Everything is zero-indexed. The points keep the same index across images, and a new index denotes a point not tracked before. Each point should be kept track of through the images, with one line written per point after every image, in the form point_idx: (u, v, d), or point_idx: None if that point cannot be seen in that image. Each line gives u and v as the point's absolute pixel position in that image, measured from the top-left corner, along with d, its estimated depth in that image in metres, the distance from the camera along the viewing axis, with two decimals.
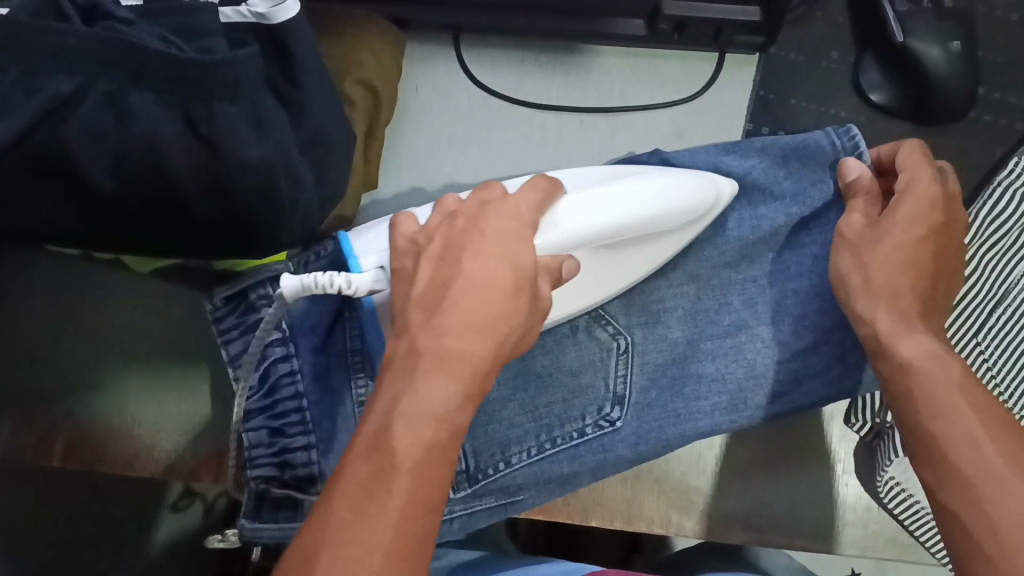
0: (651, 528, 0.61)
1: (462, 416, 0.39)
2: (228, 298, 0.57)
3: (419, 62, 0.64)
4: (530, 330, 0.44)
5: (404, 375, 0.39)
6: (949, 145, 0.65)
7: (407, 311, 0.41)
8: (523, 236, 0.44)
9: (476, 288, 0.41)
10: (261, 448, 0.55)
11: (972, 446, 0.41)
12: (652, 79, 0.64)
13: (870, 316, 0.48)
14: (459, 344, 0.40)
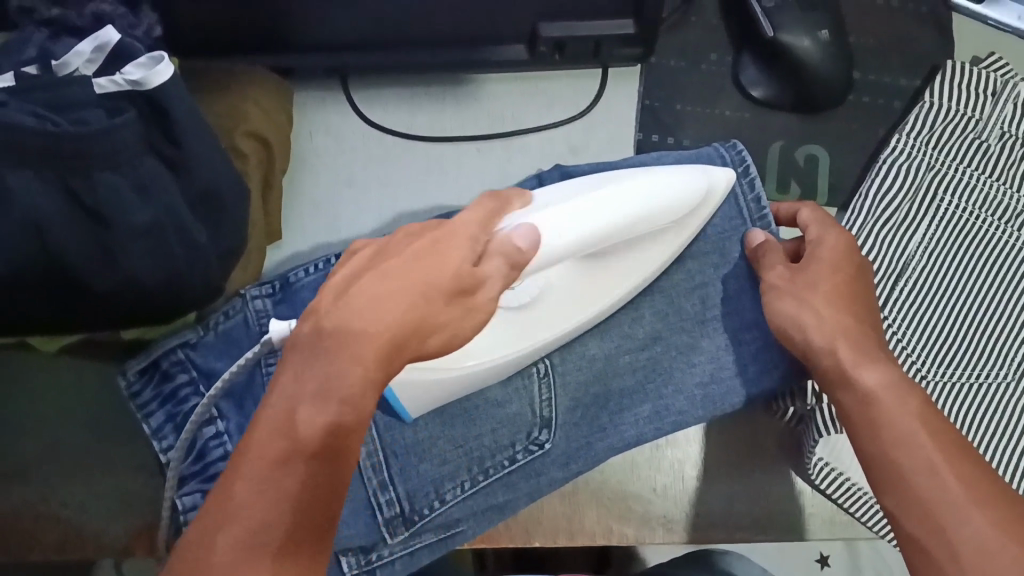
0: (595, 541, 0.62)
1: (365, 407, 0.38)
2: (140, 371, 0.56)
3: (310, 108, 0.65)
4: (455, 328, 0.42)
5: (306, 360, 0.38)
6: (834, 130, 0.68)
7: (316, 300, 0.40)
8: (459, 235, 0.43)
9: (392, 277, 0.40)
10: (195, 510, 0.54)
11: (932, 477, 0.43)
12: (541, 100, 0.66)
13: (828, 349, 0.50)
14: (362, 327, 0.38)
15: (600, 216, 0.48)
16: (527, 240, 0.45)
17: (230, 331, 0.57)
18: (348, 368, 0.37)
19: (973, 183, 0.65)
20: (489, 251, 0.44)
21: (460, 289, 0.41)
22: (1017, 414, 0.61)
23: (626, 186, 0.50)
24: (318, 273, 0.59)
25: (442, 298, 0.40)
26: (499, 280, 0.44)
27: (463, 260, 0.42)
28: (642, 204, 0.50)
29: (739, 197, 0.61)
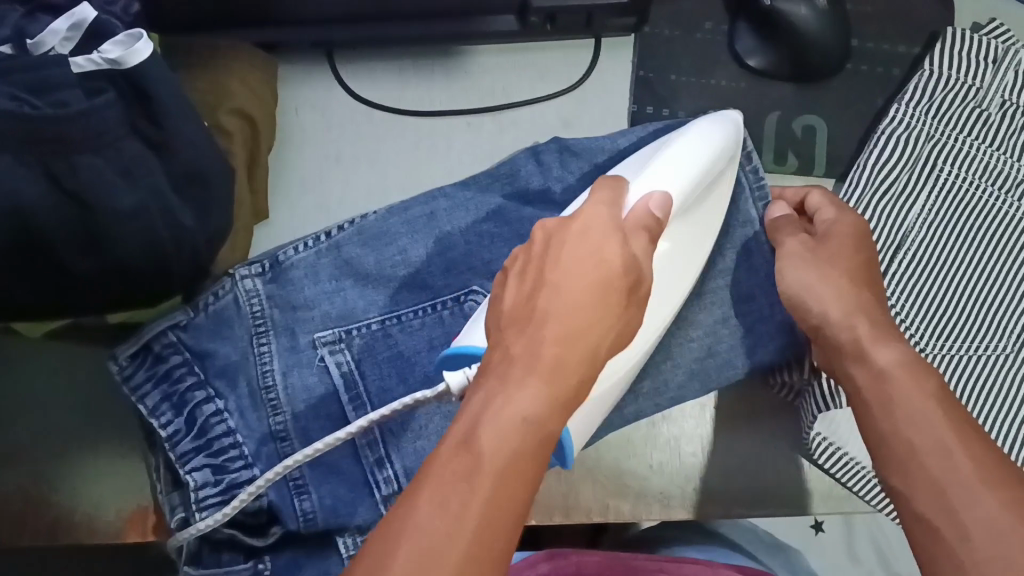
0: (591, 517, 0.61)
1: (553, 427, 0.36)
2: (132, 355, 0.54)
3: (295, 84, 0.63)
4: (629, 324, 0.42)
5: (496, 382, 0.37)
6: (832, 100, 0.66)
7: (500, 326, 0.40)
8: (610, 234, 0.43)
9: (566, 288, 0.40)
10: (209, 488, 0.52)
11: (944, 456, 0.43)
12: (532, 73, 0.64)
13: (846, 324, 0.51)
14: (553, 349, 0.38)
15: (680, 165, 0.50)
16: (660, 207, 0.47)
17: (221, 311, 0.56)
18: (537, 388, 0.36)
19: (972, 152, 0.64)
20: (632, 228, 0.45)
21: (632, 283, 0.42)
22: (1016, 385, 0.61)
23: (681, 144, 0.52)
24: (306, 251, 0.58)
25: (619, 294, 0.41)
26: (649, 256, 0.45)
27: (628, 252, 0.43)
28: (697, 149, 0.52)
29: (737, 166, 0.60)
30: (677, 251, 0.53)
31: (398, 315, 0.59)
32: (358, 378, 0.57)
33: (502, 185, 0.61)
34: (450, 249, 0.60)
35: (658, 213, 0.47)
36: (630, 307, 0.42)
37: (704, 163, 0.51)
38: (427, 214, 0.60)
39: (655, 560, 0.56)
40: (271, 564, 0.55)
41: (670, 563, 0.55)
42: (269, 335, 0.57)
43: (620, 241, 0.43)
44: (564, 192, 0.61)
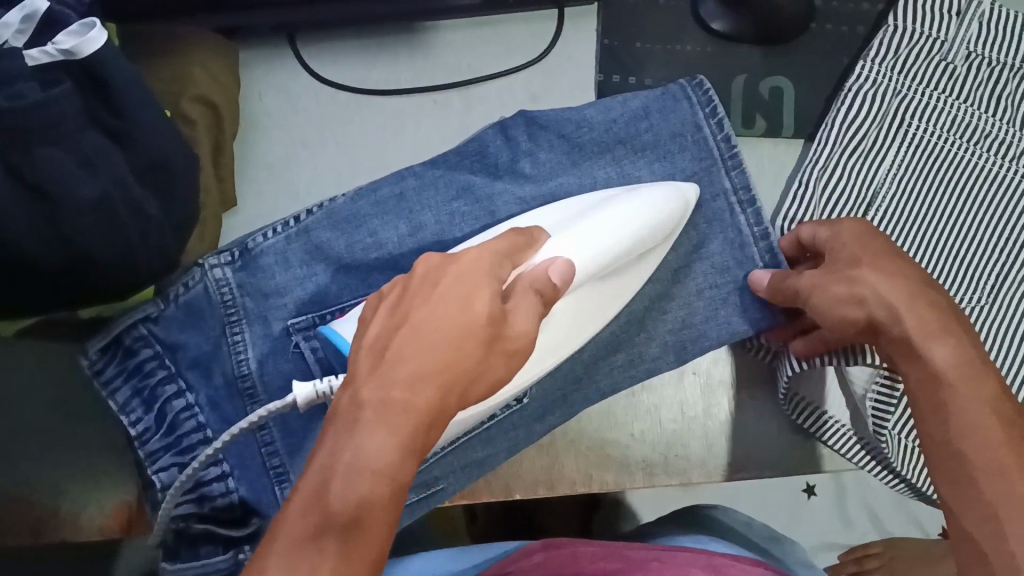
0: (575, 489, 0.61)
1: (408, 472, 0.35)
2: (103, 349, 0.54)
3: (257, 69, 0.63)
4: (490, 375, 0.40)
5: (343, 428, 0.35)
6: (798, 61, 0.66)
7: (353, 366, 0.38)
8: (486, 278, 0.42)
9: (423, 333, 0.38)
10: (176, 487, 0.52)
11: (999, 473, 0.42)
12: (499, 46, 0.64)
13: (894, 321, 0.48)
14: (403, 393, 0.36)
15: (605, 237, 0.51)
16: (560, 272, 0.47)
17: (191, 302, 0.56)
18: (390, 436, 0.34)
19: (940, 106, 0.64)
20: (519, 288, 0.43)
21: (495, 335, 0.40)
22: (989, 336, 0.62)
23: (611, 213, 0.53)
24: (276, 238, 0.57)
25: (478, 344, 0.39)
26: (533, 315, 0.43)
27: (497, 304, 0.41)
28: (637, 214, 0.53)
29: (708, 137, 0.61)
30: (585, 318, 0.54)
31: (372, 298, 0.58)
32: (334, 362, 0.56)
33: (472, 162, 0.61)
34: (422, 230, 0.59)
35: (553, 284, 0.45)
36: (492, 358, 0.40)
37: (629, 239, 0.53)
38: (396, 195, 0.59)
39: (648, 549, 0.55)
40: (252, 553, 0.55)
41: (662, 551, 0.55)
42: (242, 324, 0.57)
43: (491, 290, 0.41)
44: (534, 166, 0.60)
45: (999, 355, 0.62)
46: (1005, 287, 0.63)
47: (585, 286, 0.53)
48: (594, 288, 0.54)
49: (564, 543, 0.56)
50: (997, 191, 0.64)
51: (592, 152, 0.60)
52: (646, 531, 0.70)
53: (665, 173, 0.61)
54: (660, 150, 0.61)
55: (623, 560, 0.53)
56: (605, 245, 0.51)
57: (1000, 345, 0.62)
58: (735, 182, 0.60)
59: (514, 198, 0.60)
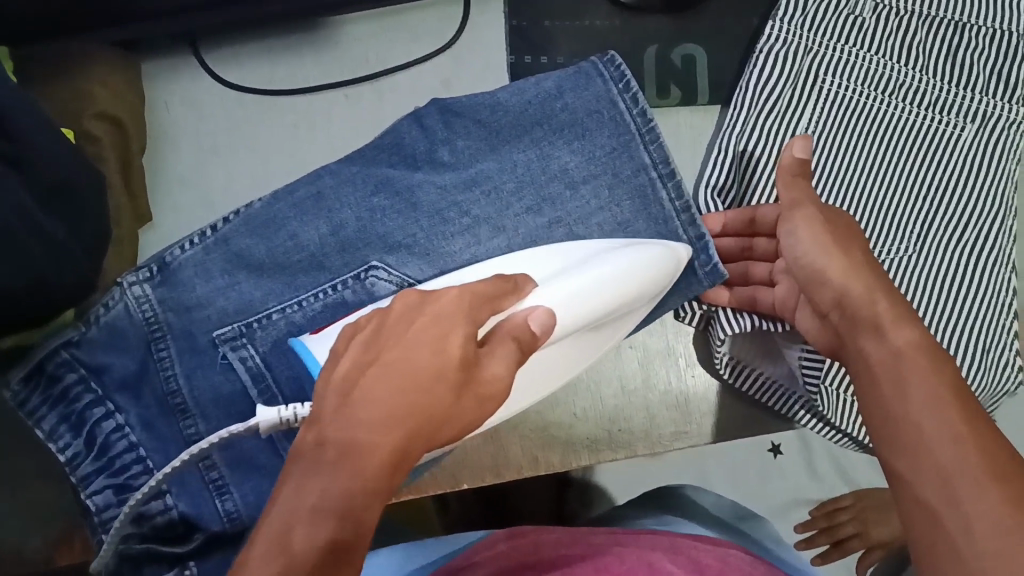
0: (520, 472, 0.62)
1: (372, 515, 0.32)
2: (25, 379, 0.52)
3: (160, 79, 0.62)
4: (460, 425, 0.37)
5: (308, 466, 0.32)
6: (705, 25, 0.67)
7: (319, 405, 0.35)
8: (459, 317, 0.38)
9: (393, 371, 0.35)
10: (112, 509, 0.51)
11: (954, 443, 0.39)
12: (404, 35, 0.65)
13: (868, 302, 0.46)
14: (370, 435, 0.33)
15: (583, 297, 0.48)
16: (541, 322, 0.42)
17: (113, 323, 0.54)
18: (353, 477, 0.32)
19: (853, 60, 0.65)
20: (500, 333, 0.40)
21: (470, 380, 0.37)
22: (919, 283, 0.62)
23: (590, 271, 0.49)
24: (193, 249, 0.57)
25: (446, 389, 0.36)
26: (510, 364, 0.39)
27: (473, 348, 0.37)
28: (626, 272, 0.50)
29: (624, 112, 0.60)
30: (548, 372, 0.51)
31: (300, 300, 0.56)
32: (264, 369, 0.55)
33: (389, 155, 0.60)
34: (344, 228, 0.58)
35: (536, 333, 0.42)
36: (465, 405, 0.36)
37: (611, 299, 0.49)
38: (313, 194, 0.58)
39: (611, 534, 0.54)
40: (197, 569, 0.54)
41: (622, 537, 0.54)
42: (168, 339, 0.55)
43: (467, 332, 0.38)
44: (452, 154, 0.60)
45: (933, 303, 0.62)
46: (931, 235, 0.63)
47: (563, 342, 0.50)
48: (578, 341, 0.51)
49: (528, 531, 0.56)
50: (916, 140, 0.65)
51: (510, 135, 0.60)
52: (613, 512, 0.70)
53: (585, 153, 0.59)
54: (578, 129, 0.60)
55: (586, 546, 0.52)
56: (600, 299, 0.49)
57: (929, 291, 0.62)
58: (655, 157, 0.59)
59: (434, 187, 0.59)
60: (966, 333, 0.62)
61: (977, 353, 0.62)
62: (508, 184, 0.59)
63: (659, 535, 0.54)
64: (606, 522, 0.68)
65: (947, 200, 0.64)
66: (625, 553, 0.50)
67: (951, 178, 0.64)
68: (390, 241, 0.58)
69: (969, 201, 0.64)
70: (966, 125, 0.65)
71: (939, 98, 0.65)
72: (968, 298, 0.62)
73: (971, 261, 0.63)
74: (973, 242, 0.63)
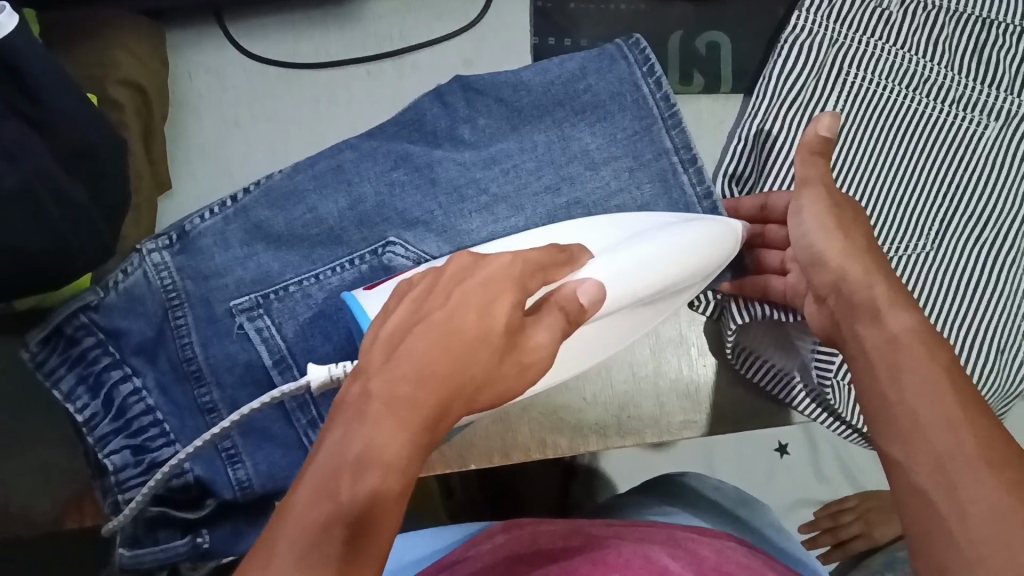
0: (529, 455, 0.62)
1: (415, 468, 0.32)
2: (43, 340, 0.52)
3: (185, 48, 0.63)
4: (500, 390, 0.37)
5: (351, 415, 0.32)
6: (728, 13, 0.67)
7: (364, 358, 0.35)
8: (512, 283, 0.39)
9: (438, 330, 0.35)
10: (130, 469, 0.51)
11: (950, 427, 0.38)
12: (429, 13, 0.65)
13: (865, 286, 0.46)
14: (412, 388, 0.33)
15: (645, 269, 0.48)
16: (590, 296, 0.42)
17: (132, 289, 0.54)
18: (399, 425, 0.31)
19: (877, 53, 0.65)
20: (547, 303, 0.40)
21: (513, 347, 0.37)
22: (938, 279, 0.62)
23: (651, 244, 0.50)
24: (214, 217, 0.57)
25: (491, 353, 0.36)
26: (555, 334, 0.39)
27: (519, 315, 0.38)
28: (686, 246, 0.51)
29: (647, 95, 0.60)
30: (600, 334, 0.51)
31: (316, 274, 0.56)
32: (281, 342, 0.55)
33: (410, 131, 0.60)
34: (363, 202, 0.58)
35: (586, 305, 0.42)
36: (509, 370, 0.37)
37: (670, 273, 0.50)
38: (334, 167, 0.58)
39: (612, 525, 0.54)
40: (210, 536, 0.54)
41: (624, 527, 0.54)
42: (185, 307, 0.55)
43: (515, 299, 0.38)
44: (473, 132, 0.60)
45: (949, 299, 0.62)
46: (949, 232, 0.63)
47: (622, 312, 0.50)
48: (630, 312, 0.51)
49: (526, 522, 0.56)
50: (939, 136, 0.65)
51: (531, 115, 0.60)
52: (620, 503, 0.70)
53: (607, 134, 0.59)
54: (599, 112, 0.60)
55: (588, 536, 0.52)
56: (658, 272, 0.49)
57: (947, 288, 0.62)
58: (677, 142, 0.59)
59: (454, 164, 0.59)
60: (982, 330, 0.62)
61: (993, 351, 0.62)
62: (527, 163, 0.59)
63: (660, 526, 0.54)
64: (610, 513, 0.68)
65: (967, 197, 0.64)
66: (624, 546, 0.49)
67: (972, 175, 0.64)
68: (408, 217, 0.58)
69: (989, 199, 0.64)
70: (989, 123, 0.65)
71: (963, 95, 0.65)
72: (987, 294, 0.62)
73: (990, 258, 0.63)
74: (992, 240, 0.63)
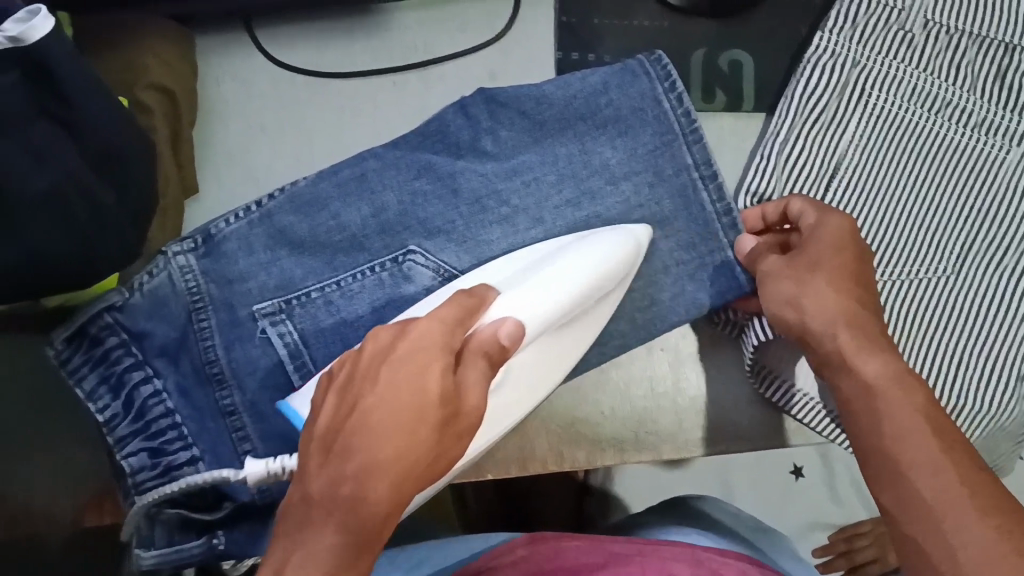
0: (547, 467, 0.62)
1: (360, 566, 0.35)
2: (68, 340, 0.53)
3: (214, 55, 0.64)
4: (444, 455, 0.38)
5: (294, 529, 0.35)
6: (749, 31, 0.68)
7: (307, 456, 0.37)
8: (435, 346, 0.39)
9: (374, 416, 0.37)
10: (146, 472, 0.52)
11: (933, 470, 0.41)
12: (454, 26, 0.66)
13: (828, 335, 0.47)
14: (351, 490, 0.35)
15: (560, 289, 0.50)
16: (508, 336, 0.43)
17: (156, 291, 0.55)
18: (336, 534, 0.34)
19: (900, 76, 0.65)
20: (470, 351, 0.40)
21: (451, 413, 0.38)
22: (942, 307, 0.62)
23: (561, 264, 0.52)
24: (238, 222, 0.57)
25: (430, 429, 0.37)
26: (484, 382, 0.40)
27: (450, 377, 0.38)
28: (597, 258, 0.53)
29: (669, 113, 0.60)
30: (544, 362, 0.52)
31: (338, 281, 0.57)
32: (302, 346, 0.56)
33: (434, 142, 0.60)
34: (385, 211, 0.59)
35: (505, 346, 0.43)
36: (445, 440, 0.38)
37: (585, 283, 0.52)
38: (357, 176, 0.59)
39: (635, 544, 0.53)
40: (226, 538, 0.55)
41: (647, 547, 0.53)
42: (208, 311, 0.56)
43: (443, 362, 0.38)
44: (495, 144, 0.60)
45: (965, 324, 0.62)
46: (968, 256, 0.63)
47: (551, 335, 0.52)
48: (562, 332, 0.53)
49: (550, 537, 0.55)
50: (957, 159, 0.65)
51: (554, 129, 0.60)
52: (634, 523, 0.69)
53: (628, 149, 0.60)
54: (620, 127, 0.60)
55: (611, 555, 0.52)
56: (575, 289, 0.51)
57: (965, 312, 0.62)
58: (697, 158, 0.60)
59: (476, 174, 0.59)
60: (999, 356, 0.62)
61: (1011, 378, 0.62)
62: (549, 176, 0.59)
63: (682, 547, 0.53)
64: (626, 531, 0.68)
65: (986, 222, 0.64)
66: (646, 562, 0.50)
67: (993, 199, 0.64)
68: (429, 226, 0.58)
69: (1008, 223, 0.64)
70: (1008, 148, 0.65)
71: (985, 119, 0.65)
72: (1004, 320, 0.62)
73: (1010, 284, 0.63)
74: (1012, 266, 0.63)
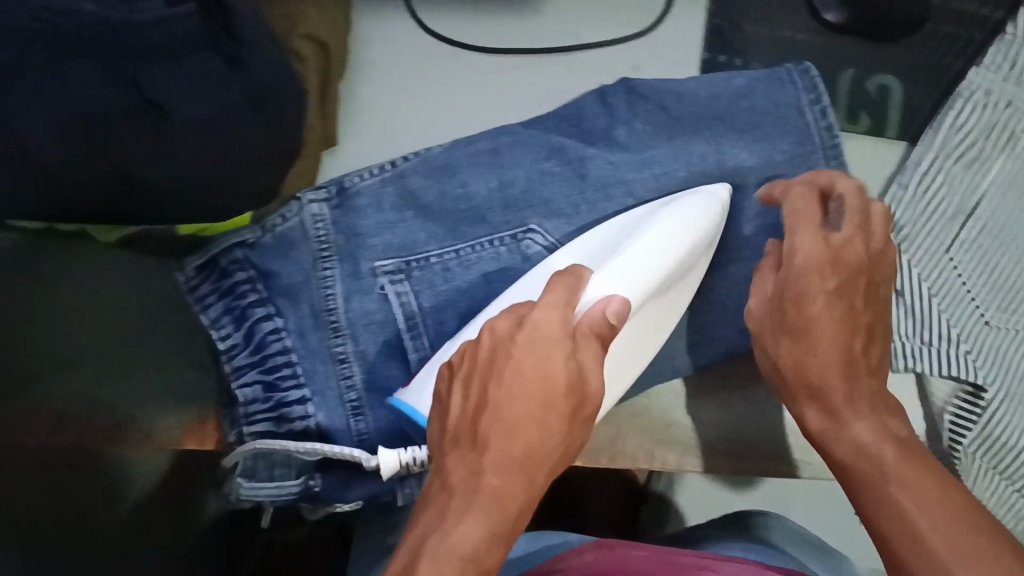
0: (637, 464, 0.62)
1: (495, 557, 0.40)
2: (200, 267, 0.56)
3: (368, 16, 0.65)
4: (574, 443, 0.44)
5: (437, 516, 0.41)
6: (898, 58, 0.67)
7: (453, 442, 0.43)
8: (558, 341, 0.44)
9: (510, 402, 0.43)
10: (257, 404, 0.55)
11: (908, 535, 0.43)
12: (604, 17, 0.66)
13: (802, 407, 0.51)
14: (494, 479, 0.41)
15: (644, 265, 0.50)
16: (617, 313, 0.47)
17: (288, 234, 0.57)
18: (477, 524, 0.40)
19: None
20: (584, 333, 0.45)
21: (579, 403, 0.44)
22: None
23: (647, 239, 0.52)
24: (373, 178, 0.59)
25: (561, 416, 0.43)
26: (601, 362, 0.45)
27: (575, 366, 0.44)
28: (679, 229, 0.53)
29: (810, 123, 0.60)
30: (639, 337, 0.53)
31: (457, 250, 0.58)
32: (416, 309, 0.57)
33: (568, 126, 0.61)
34: (512, 187, 0.59)
35: (613, 323, 0.46)
36: (575, 425, 0.44)
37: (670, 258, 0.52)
38: (490, 149, 0.60)
39: (701, 556, 0.51)
40: (323, 483, 0.56)
41: (714, 561, 0.51)
42: (335, 261, 0.57)
43: (566, 348, 0.44)
44: (629, 135, 0.60)
45: None
46: None
47: (645, 308, 0.52)
48: (655, 303, 0.53)
49: (617, 544, 0.52)
50: None
51: (690, 127, 0.60)
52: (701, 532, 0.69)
53: (764, 155, 0.59)
54: (759, 132, 0.60)
55: (677, 565, 0.49)
56: (662, 262, 0.51)
57: None
58: (834, 174, 0.60)
59: (606, 163, 0.59)
60: None
61: None
62: (679, 172, 0.59)
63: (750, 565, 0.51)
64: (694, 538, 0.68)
65: None
66: None
67: None
68: (553, 207, 0.59)
69: None
70: None
71: None
72: None
73: None
74: None
